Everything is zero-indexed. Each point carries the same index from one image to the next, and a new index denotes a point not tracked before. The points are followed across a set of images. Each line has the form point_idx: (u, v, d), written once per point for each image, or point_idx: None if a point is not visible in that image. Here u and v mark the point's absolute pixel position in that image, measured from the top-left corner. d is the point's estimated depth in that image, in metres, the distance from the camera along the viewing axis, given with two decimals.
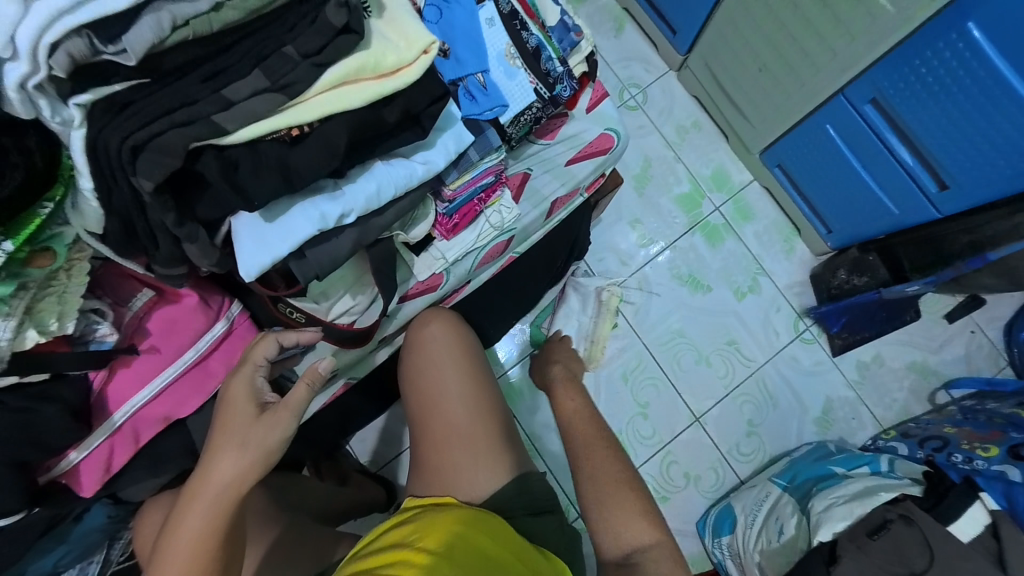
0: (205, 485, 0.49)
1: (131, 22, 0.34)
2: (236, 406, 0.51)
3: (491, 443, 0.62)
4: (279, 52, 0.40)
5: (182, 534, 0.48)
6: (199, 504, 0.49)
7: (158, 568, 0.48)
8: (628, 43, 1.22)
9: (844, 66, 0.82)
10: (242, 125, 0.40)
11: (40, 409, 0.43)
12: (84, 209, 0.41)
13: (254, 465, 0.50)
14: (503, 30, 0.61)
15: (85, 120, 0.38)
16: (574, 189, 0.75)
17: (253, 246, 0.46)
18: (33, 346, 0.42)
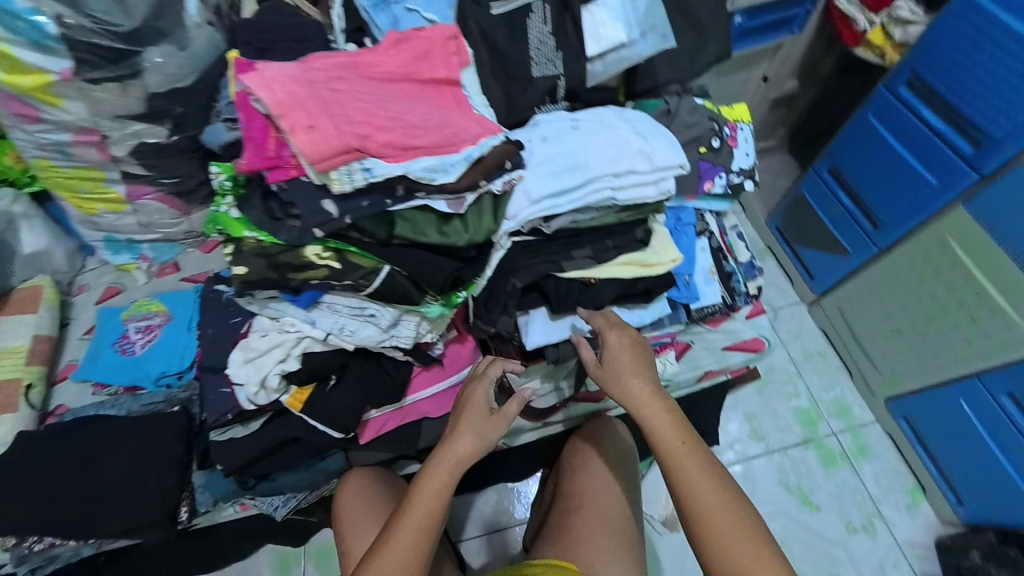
0: (450, 452, 0.66)
1: (558, 215, 0.69)
2: (475, 407, 0.68)
3: (627, 544, 0.80)
4: (605, 242, 0.74)
5: (428, 483, 0.65)
6: (444, 467, 0.65)
7: (410, 507, 0.64)
8: (768, 271, 1.51)
9: (982, 359, 1.03)
10: (573, 269, 0.73)
11: (392, 372, 0.76)
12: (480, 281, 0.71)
13: (483, 449, 0.68)
14: (709, 254, 0.91)
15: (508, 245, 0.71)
16: (724, 368, 0.98)
17: (537, 330, 0.77)
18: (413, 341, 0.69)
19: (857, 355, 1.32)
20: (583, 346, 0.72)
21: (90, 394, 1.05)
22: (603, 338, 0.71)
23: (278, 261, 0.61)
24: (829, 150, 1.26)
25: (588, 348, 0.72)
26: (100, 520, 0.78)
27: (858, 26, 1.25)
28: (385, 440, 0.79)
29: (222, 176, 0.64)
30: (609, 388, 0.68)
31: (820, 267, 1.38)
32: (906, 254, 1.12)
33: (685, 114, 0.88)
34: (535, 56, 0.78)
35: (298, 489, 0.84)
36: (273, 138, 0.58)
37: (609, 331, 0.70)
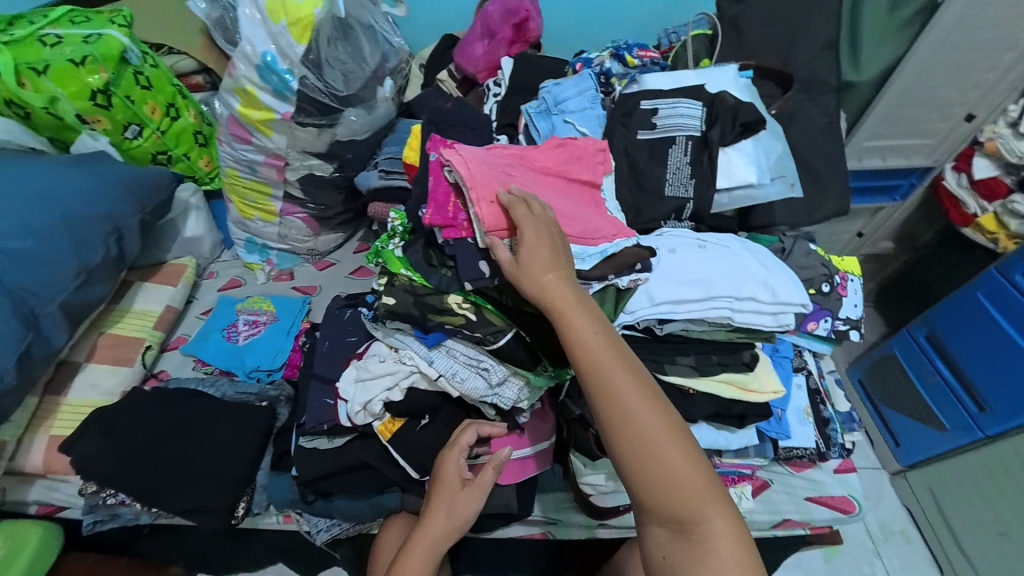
0: (425, 530, 0.71)
1: (672, 321, 0.73)
2: (446, 482, 0.72)
3: None
4: (709, 355, 0.77)
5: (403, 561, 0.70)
6: (418, 548, 0.70)
7: None
8: None
9: None
10: (675, 375, 0.76)
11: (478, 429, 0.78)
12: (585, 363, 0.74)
13: (456, 528, 0.71)
14: (805, 394, 0.92)
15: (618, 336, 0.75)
16: (807, 521, 0.90)
17: None
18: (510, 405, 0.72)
19: (946, 542, 1.22)
20: (502, 240, 0.63)
21: (190, 368, 1.16)
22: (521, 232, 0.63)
23: (424, 302, 0.69)
24: (928, 316, 1.29)
25: (503, 248, 0.63)
26: (171, 492, 0.83)
27: (968, 209, 1.30)
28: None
29: (397, 221, 0.76)
30: (512, 284, 0.62)
31: (908, 435, 1.32)
32: (1000, 450, 1.12)
33: (799, 255, 0.92)
34: (670, 178, 0.86)
35: (347, 517, 0.85)
36: (453, 203, 0.67)
37: (525, 224, 0.62)
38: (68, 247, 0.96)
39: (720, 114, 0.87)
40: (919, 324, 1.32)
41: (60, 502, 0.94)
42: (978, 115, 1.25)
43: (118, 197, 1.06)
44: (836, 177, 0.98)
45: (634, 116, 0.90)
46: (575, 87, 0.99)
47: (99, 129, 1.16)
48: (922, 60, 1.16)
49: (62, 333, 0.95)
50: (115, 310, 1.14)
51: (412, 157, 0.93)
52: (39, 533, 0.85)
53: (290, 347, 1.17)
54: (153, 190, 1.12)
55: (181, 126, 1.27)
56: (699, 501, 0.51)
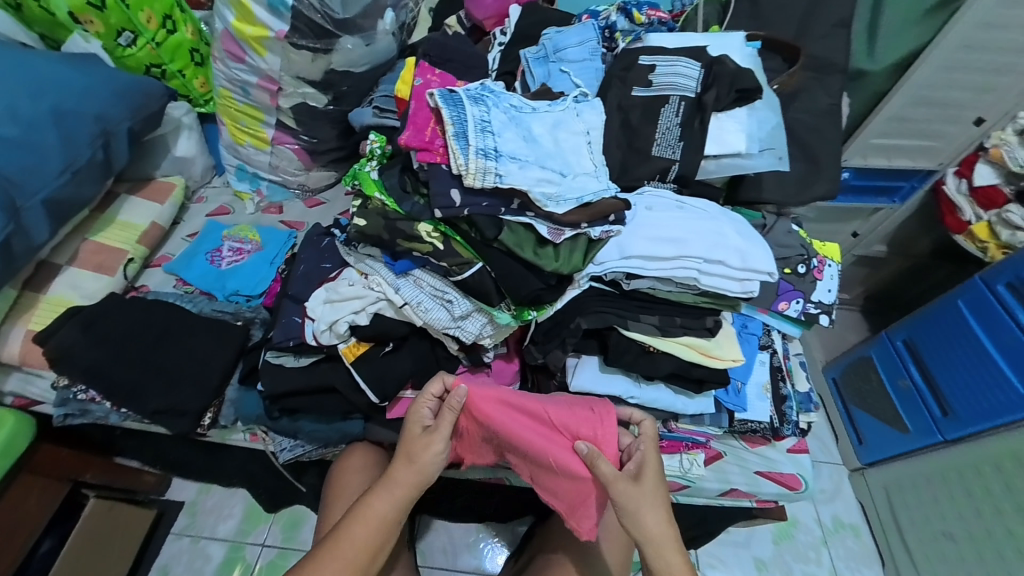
0: (374, 506, 0.69)
1: (639, 278, 0.75)
2: (404, 472, 0.70)
3: None
4: (672, 317, 0.78)
5: (354, 543, 0.67)
6: (359, 523, 0.68)
7: (338, 538, 0.67)
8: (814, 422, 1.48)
9: None
10: (637, 331, 0.76)
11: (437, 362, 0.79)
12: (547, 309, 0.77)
13: (395, 508, 0.70)
14: (767, 370, 0.91)
15: (583, 287, 0.76)
16: (753, 493, 0.92)
17: (585, 376, 0.79)
18: (465, 340, 0.74)
19: (893, 541, 1.26)
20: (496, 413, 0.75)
21: (171, 285, 1.16)
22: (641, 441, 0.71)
23: (395, 226, 0.70)
24: (908, 322, 1.29)
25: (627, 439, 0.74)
26: (141, 394, 0.85)
27: (964, 215, 1.25)
28: None
29: (376, 143, 0.76)
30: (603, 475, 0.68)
31: (873, 434, 1.36)
32: (960, 455, 1.15)
33: (780, 234, 0.93)
34: (659, 139, 0.84)
35: (312, 438, 0.85)
36: (432, 128, 0.68)
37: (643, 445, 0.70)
38: (53, 141, 0.96)
39: (719, 77, 0.85)
40: (898, 329, 1.32)
41: (35, 395, 0.98)
42: (987, 119, 1.22)
43: (111, 101, 1.04)
44: (829, 160, 0.97)
45: (632, 71, 0.88)
46: (576, 37, 0.97)
47: (91, 31, 1.14)
48: (939, 57, 1.13)
49: (44, 228, 0.96)
50: (100, 219, 1.13)
51: (401, 91, 0.85)
52: (13, 418, 0.89)
53: (273, 276, 1.16)
54: (146, 100, 1.10)
55: (177, 41, 1.23)
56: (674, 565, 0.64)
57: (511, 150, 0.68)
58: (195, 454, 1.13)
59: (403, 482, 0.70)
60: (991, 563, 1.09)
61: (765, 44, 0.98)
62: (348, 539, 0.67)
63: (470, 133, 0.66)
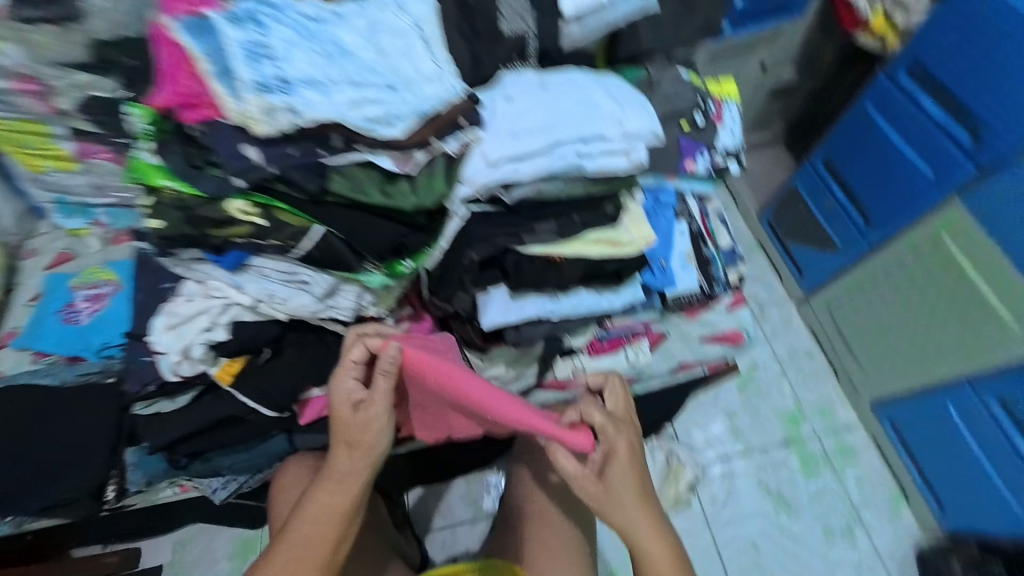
0: (321, 498, 0.65)
1: (520, 185, 0.64)
2: (346, 458, 0.66)
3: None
4: (571, 217, 0.69)
5: (306, 542, 0.63)
6: (307, 518, 0.64)
7: (289, 538, 0.63)
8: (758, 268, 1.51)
9: (969, 360, 1.01)
10: (535, 244, 0.68)
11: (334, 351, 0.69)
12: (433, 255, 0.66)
13: (345, 496, 0.66)
14: (688, 239, 0.86)
15: (464, 216, 0.65)
16: (700, 360, 0.93)
17: (496, 310, 0.70)
18: (347, 317, 0.65)
19: (841, 352, 1.30)
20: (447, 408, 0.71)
21: (29, 364, 0.95)
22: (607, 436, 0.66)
23: (197, 215, 0.55)
24: (826, 142, 1.25)
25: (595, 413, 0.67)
26: (23, 494, 0.74)
27: (859, 9, 1.16)
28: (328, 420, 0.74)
29: (138, 120, 0.58)
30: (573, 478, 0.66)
31: (809, 263, 1.37)
32: (883, 257, 1.14)
33: (667, 84, 0.82)
34: (502, 9, 0.69)
35: (238, 470, 0.79)
36: (190, 73, 0.51)
37: (615, 435, 0.65)
38: None
39: None
40: (818, 152, 1.28)
41: None
42: None
43: None
44: None
45: None
46: None
47: None
48: None
49: None
50: None
51: None
52: None
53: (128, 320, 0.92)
54: None
55: None
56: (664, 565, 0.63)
57: (306, 73, 0.53)
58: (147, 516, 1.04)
59: (350, 468, 0.66)
60: (932, 354, 1.07)
61: None
62: (299, 537, 0.63)
63: (241, 67, 0.50)
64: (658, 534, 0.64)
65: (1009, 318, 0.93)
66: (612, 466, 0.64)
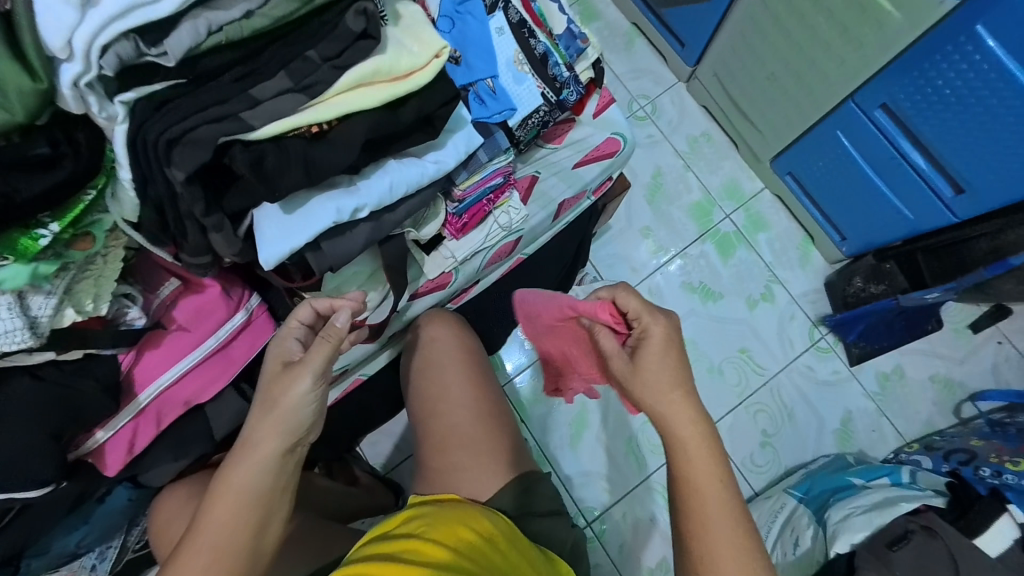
0: (231, 478, 0.51)
1: (172, 29, 0.38)
2: (267, 425, 0.51)
3: (724, 524, 0.52)
4: (303, 55, 0.44)
5: (219, 535, 0.50)
6: (217, 506, 0.50)
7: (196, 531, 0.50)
8: (638, 57, 1.29)
9: (851, 75, 0.89)
10: (267, 121, 0.43)
11: (77, 383, 0.47)
12: (122, 198, 0.43)
13: (266, 474, 0.52)
14: (512, 38, 0.63)
15: (128, 116, 0.41)
16: (581, 191, 0.76)
17: (272, 237, 0.48)
18: (36, 341, 0.42)
19: (737, 119, 1.19)
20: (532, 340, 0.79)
21: None
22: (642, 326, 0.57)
23: None
24: None
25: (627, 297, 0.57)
26: None
27: None
28: (151, 454, 0.56)
29: None
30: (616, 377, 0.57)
31: (687, 29, 1.15)
32: None
33: None
34: None
35: (103, 538, 0.65)
36: None
37: (650, 321, 0.56)
38: None
39: None
40: None
41: None
42: None
43: None
44: None
45: None
46: None
47: None
48: None
49: None
50: None
51: None
52: None
53: None
54: None
55: None
56: (705, 484, 0.52)
57: None
58: None
59: (274, 437, 0.51)
60: (817, 80, 0.94)
61: None
62: (211, 529, 0.50)
63: None
64: (703, 445, 0.54)
65: (886, 5, 0.77)
66: (646, 353, 0.56)
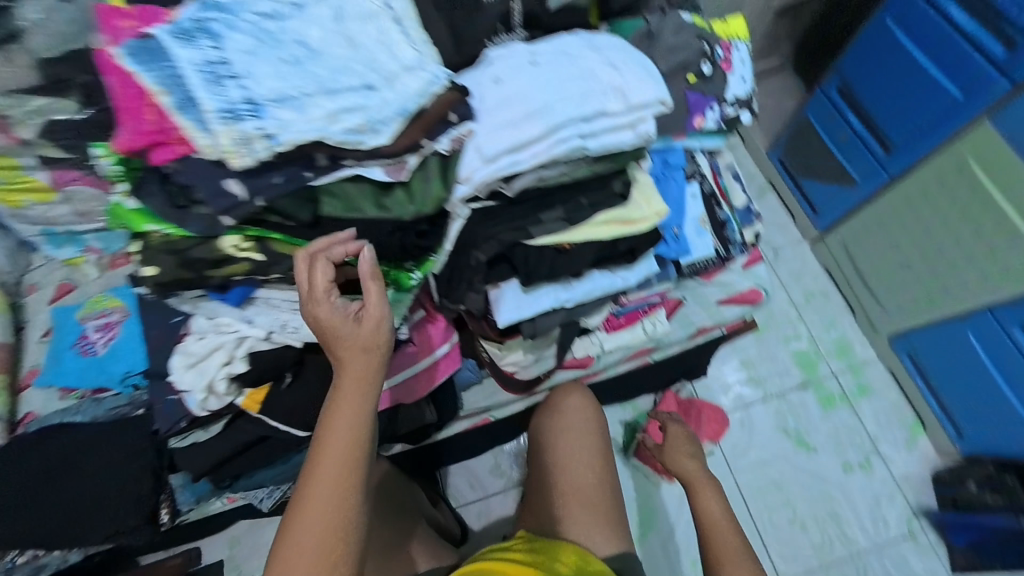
0: (323, 464, 0.51)
1: (519, 175, 0.60)
2: (346, 391, 0.53)
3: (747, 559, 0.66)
4: (576, 199, 0.65)
5: (317, 524, 0.50)
6: (314, 497, 0.51)
7: (294, 528, 0.50)
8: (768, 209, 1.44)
9: (992, 288, 0.98)
10: (542, 234, 0.64)
11: None
12: (440, 259, 0.63)
13: (353, 450, 0.52)
14: (700, 202, 0.82)
15: (466, 214, 0.61)
16: (718, 323, 0.91)
17: (511, 307, 0.68)
18: None
19: (858, 289, 1.28)
20: None
21: (57, 399, 0.97)
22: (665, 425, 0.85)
23: (189, 259, 0.53)
24: (838, 65, 1.15)
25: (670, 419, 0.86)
26: (83, 529, 0.77)
27: None
28: None
29: (105, 160, 0.53)
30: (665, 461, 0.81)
31: (825, 201, 1.31)
32: (906, 187, 1.08)
33: (670, 35, 0.75)
34: None
35: (280, 482, 0.81)
36: (149, 108, 0.47)
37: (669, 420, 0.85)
38: None
39: None
40: (831, 77, 1.18)
41: None
42: None
43: None
44: None
45: None
46: None
47: None
48: None
49: None
50: None
51: None
52: None
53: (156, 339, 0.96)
54: None
55: None
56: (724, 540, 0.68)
57: (274, 90, 0.48)
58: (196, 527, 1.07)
59: (349, 404, 0.53)
60: (953, 282, 1.05)
61: None
62: (308, 523, 0.50)
63: (200, 94, 0.46)
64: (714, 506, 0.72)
65: None
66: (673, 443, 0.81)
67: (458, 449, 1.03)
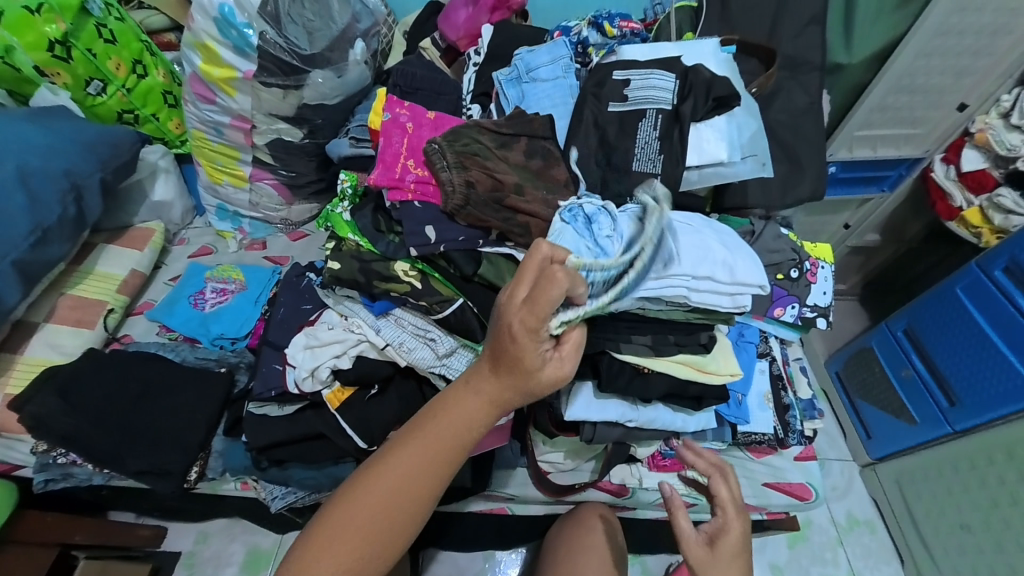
0: (409, 454, 0.52)
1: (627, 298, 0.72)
2: (465, 401, 0.53)
3: None
4: (666, 334, 0.75)
5: (379, 505, 0.52)
6: (387, 480, 0.52)
7: (359, 496, 0.52)
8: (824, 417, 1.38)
9: None
10: (630, 352, 0.73)
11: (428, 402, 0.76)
12: None
13: (439, 458, 0.53)
14: (767, 378, 0.89)
15: None
16: (762, 506, 0.90)
17: (582, 405, 0.75)
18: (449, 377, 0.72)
19: (909, 535, 1.21)
20: None
21: (155, 333, 1.12)
22: (715, 489, 0.64)
23: (369, 268, 0.69)
24: (907, 310, 1.25)
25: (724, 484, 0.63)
26: (124, 455, 0.81)
27: (954, 201, 1.22)
28: None
29: (347, 183, 0.75)
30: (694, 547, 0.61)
31: (881, 428, 1.30)
32: (965, 447, 1.11)
33: (769, 238, 0.91)
34: (638, 153, 0.82)
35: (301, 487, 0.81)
36: (399, 165, 0.70)
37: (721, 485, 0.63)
38: (19, 203, 0.93)
39: (694, 86, 0.84)
40: (898, 318, 1.28)
41: (16, 461, 0.89)
42: (970, 104, 1.16)
43: (80, 155, 1.03)
44: (812, 160, 0.95)
45: (605, 86, 0.86)
46: (548, 54, 0.95)
47: (58, 83, 1.10)
48: (923, 39, 1.06)
49: (17, 291, 0.93)
50: (76, 272, 1.10)
51: (373, 120, 0.82)
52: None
53: (257, 317, 1.12)
54: (115, 150, 1.08)
55: (148, 85, 1.21)
56: None
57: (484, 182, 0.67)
58: (182, 506, 1.04)
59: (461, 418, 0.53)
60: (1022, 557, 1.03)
61: (741, 46, 0.98)
62: (371, 500, 0.52)
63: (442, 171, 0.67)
64: None
65: None
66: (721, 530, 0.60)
67: (459, 533, 0.99)
